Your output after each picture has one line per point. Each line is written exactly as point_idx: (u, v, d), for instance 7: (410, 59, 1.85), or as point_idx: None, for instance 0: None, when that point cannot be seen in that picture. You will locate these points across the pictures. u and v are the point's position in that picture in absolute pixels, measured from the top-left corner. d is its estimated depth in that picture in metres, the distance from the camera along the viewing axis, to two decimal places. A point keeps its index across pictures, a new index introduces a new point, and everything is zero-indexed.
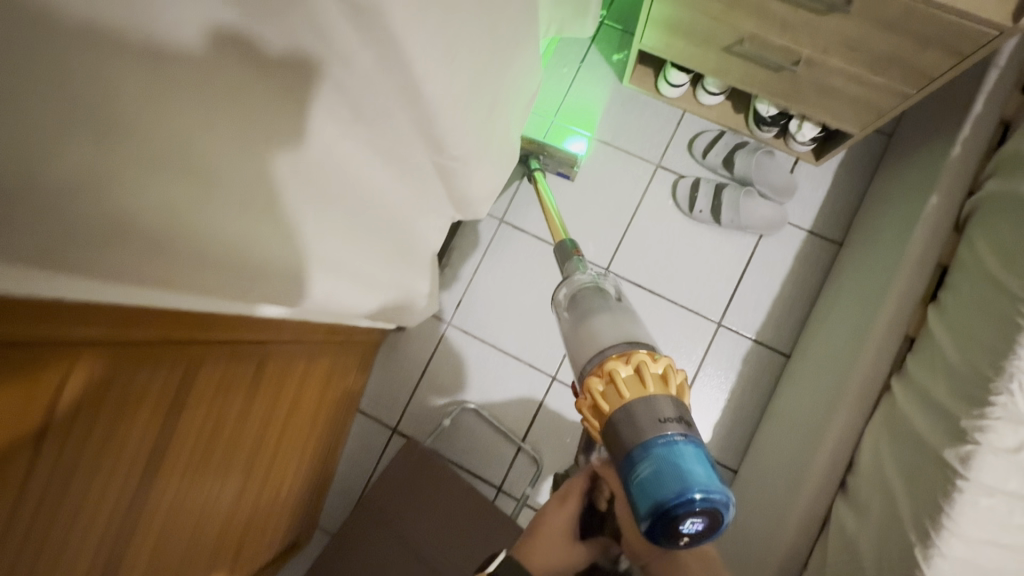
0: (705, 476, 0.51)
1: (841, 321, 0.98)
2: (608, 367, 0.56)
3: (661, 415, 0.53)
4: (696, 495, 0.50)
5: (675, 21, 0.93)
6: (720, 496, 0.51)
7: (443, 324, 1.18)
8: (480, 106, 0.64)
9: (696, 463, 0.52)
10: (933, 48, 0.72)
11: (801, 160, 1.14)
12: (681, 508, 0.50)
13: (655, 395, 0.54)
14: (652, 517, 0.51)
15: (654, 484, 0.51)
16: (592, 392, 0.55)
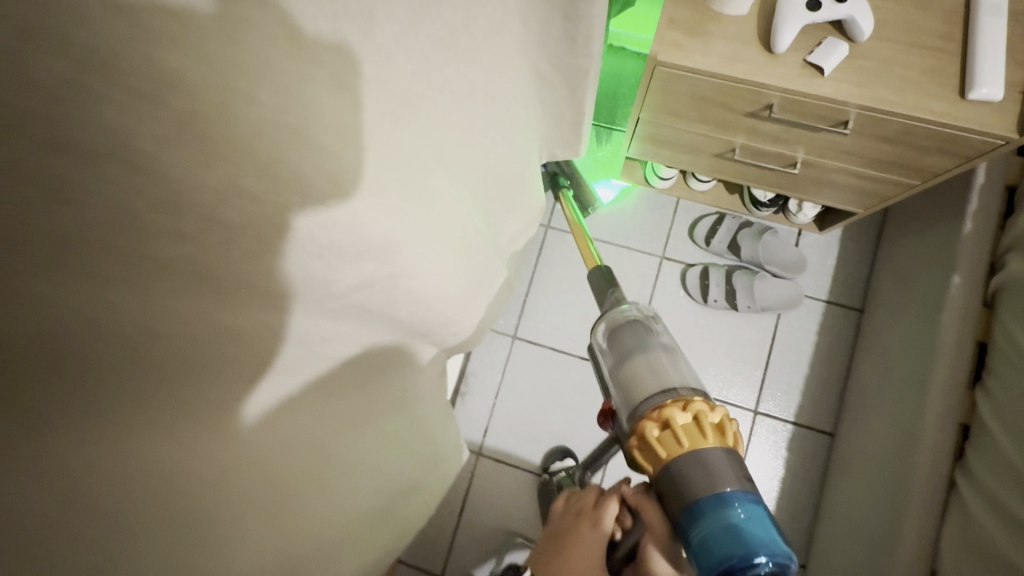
0: (769, 539, 0.47)
1: (882, 402, 0.94)
2: (665, 412, 0.53)
3: (719, 470, 0.50)
4: (762, 558, 0.46)
5: (660, 137, 0.91)
6: (786, 558, 0.47)
7: (474, 456, 1.14)
8: (484, 264, 0.62)
9: (758, 523, 0.48)
10: (935, 153, 0.71)
11: (804, 231, 1.13)
12: (746, 573, 0.46)
13: (712, 448, 0.51)
14: None
15: (715, 541, 0.47)
16: (646, 437, 0.53)
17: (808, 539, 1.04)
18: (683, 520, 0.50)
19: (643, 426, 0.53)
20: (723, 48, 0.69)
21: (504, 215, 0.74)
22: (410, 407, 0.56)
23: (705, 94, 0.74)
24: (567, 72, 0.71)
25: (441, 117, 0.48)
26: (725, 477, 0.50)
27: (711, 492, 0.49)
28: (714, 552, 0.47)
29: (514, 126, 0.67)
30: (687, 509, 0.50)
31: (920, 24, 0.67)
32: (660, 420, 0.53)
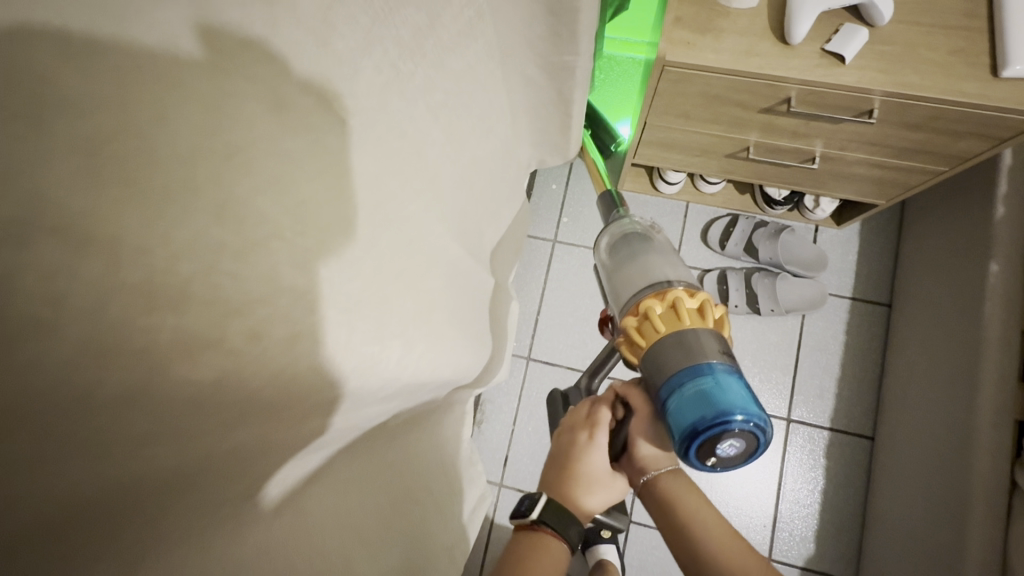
0: (745, 401, 0.47)
1: (925, 402, 0.89)
2: (642, 305, 0.52)
3: (698, 348, 0.49)
4: (736, 417, 0.45)
5: (669, 140, 0.87)
6: (760, 421, 0.47)
7: (496, 488, 1.07)
8: (468, 293, 0.56)
9: (735, 388, 0.47)
10: (967, 138, 0.67)
11: (821, 227, 1.09)
12: (718, 430, 0.46)
13: (689, 329, 0.50)
14: (683, 441, 0.47)
15: (688, 406, 0.47)
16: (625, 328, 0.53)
17: (858, 554, 0.98)
18: (660, 392, 0.50)
19: (627, 321, 0.53)
20: (735, 43, 0.65)
21: (495, 222, 0.71)
22: (419, 461, 0.51)
23: (717, 92, 0.70)
24: (558, 76, 0.67)
25: (434, 140, 0.44)
26: (704, 347, 0.49)
27: (689, 363, 0.48)
28: (681, 415, 0.47)
29: (495, 145, 0.62)
30: (660, 385, 0.50)
31: (941, 4, 0.63)
32: (639, 313, 0.52)
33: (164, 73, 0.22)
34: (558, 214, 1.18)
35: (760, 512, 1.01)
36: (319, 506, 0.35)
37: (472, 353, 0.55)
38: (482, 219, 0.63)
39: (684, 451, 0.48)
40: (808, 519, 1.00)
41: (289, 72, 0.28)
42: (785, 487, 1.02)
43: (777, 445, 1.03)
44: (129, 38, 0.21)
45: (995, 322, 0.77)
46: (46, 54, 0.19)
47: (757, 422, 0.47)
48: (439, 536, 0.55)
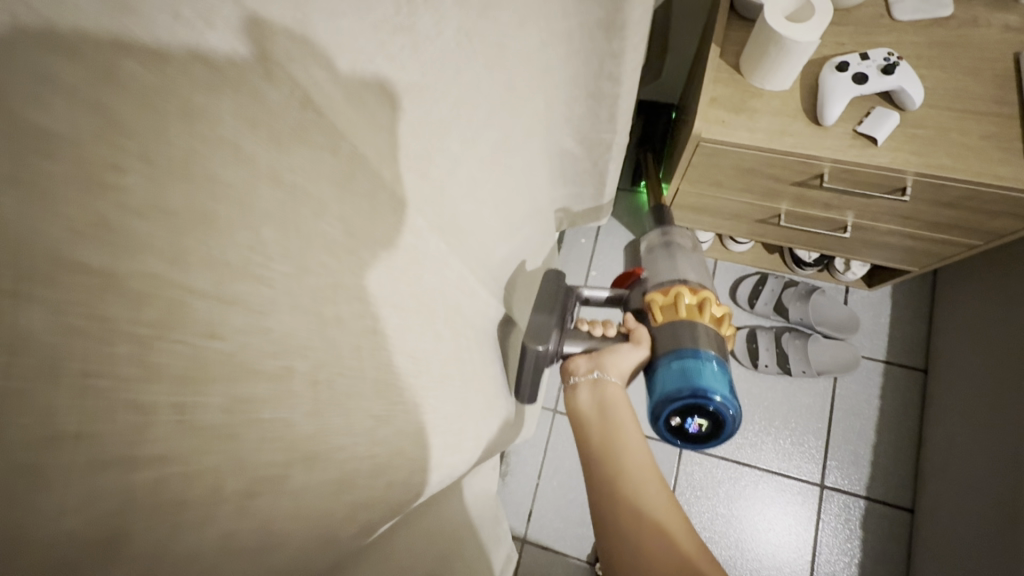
0: (728, 393, 0.56)
1: (968, 476, 0.86)
2: (697, 293, 0.63)
3: (716, 344, 0.59)
4: (715, 398, 0.54)
5: (700, 206, 0.90)
6: (732, 411, 0.56)
7: (520, 545, 1.05)
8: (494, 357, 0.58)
9: (722, 381, 0.56)
10: (1003, 216, 0.68)
11: (851, 288, 1.09)
12: (697, 403, 0.55)
13: (715, 329, 0.60)
14: (664, 401, 0.56)
15: (678, 376, 0.56)
16: (676, 295, 0.63)
17: None
18: (659, 357, 0.59)
19: (678, 289, 0.63)
20: (769, 122, 0.68)
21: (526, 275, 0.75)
22: (441, 524, 0.51)
23: (751, 166, 0.73)
24: (590, 146, 0.72)
25: None
26: (702, 337, 0.59)
27: (696, 347, 0.58)
28: (669, 382, 0.56)
29: (529, 213, 0.67)
30: (659, 355, 0.60)
31: (973, 90, 0.66)
32: (693, 295, 0.63)
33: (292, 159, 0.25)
34: (586, 267, 1.20)
35: None
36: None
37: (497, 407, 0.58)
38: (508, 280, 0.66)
39: (656, 411, 0.57)
40: None
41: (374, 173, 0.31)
42: (819, 557, 0.98)
43: (810, 512, 1.01)
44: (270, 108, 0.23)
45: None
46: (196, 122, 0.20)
47: (728, 407, 0.55)
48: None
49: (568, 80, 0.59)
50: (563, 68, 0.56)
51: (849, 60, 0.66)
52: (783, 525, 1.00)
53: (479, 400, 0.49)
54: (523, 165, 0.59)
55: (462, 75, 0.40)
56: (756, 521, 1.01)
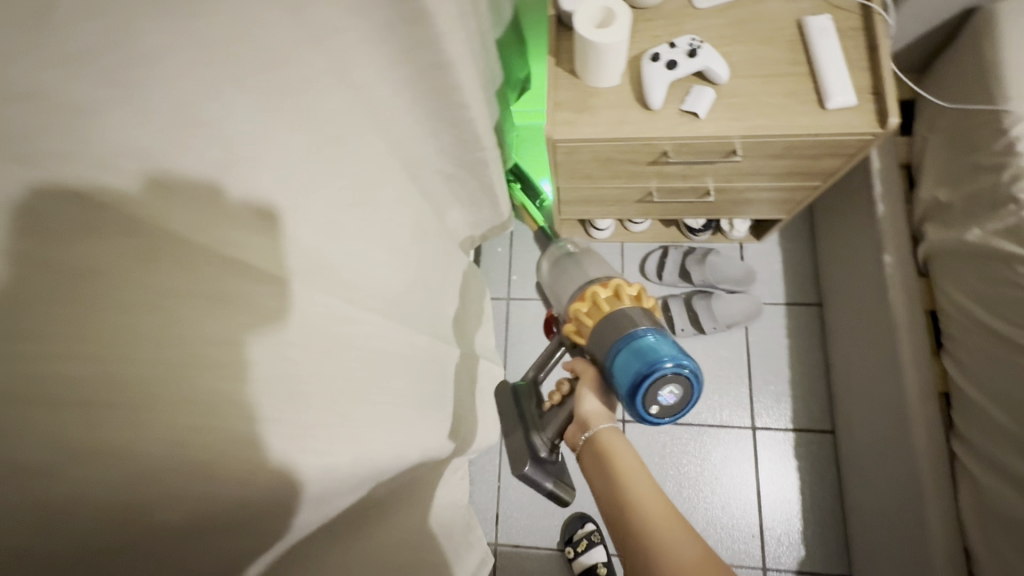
0: (674, 351, 0.62)
1: (869, 389, 0.96)
2: (609, 286, 0.71)
3: (639, 317, 0.67)
4: (667, 362, 0.60)
5: (586, 197, 0.97)
6: (686, 364, 0.62)
7: (492, 549, 1.09)
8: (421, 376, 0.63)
9: (664, 346, 0.63)
10: (824, 159, 0.78)
11: (745, 243, 1.19)
12: (657, 374, 0.61)
13: (633, 307, 0.68)
14: (632, 388, 0.62)
15: (631, 363, 0.63)
16: (594, 298, 0.71)
17: (843, 543, 1.02)
18: (610, 356, 0.65)
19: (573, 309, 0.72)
20: (610, 115, 0.76)
21: (444, 292, 0.80)
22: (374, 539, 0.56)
23: (608, 155, 0.81)
24: (471, 167, 0.77)
25: None
26: (632, 320, 0.66)
27: (631, 331, 0.65)
28: (627, 371, 0.62)
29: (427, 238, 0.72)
30: (610, 351, 0.66)
31: (771, 57, 0.75)
32: (607, 290, 0.71)
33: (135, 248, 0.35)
34: (507, 273, 1.24)
35: (746, 522, 1.05)
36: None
37: (429, 421, 0.63)
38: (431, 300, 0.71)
39: (632, 400, 0.63)
40: (791, 520, 1.04)
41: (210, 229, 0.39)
42: (765, 494, 1.06)
43: (748, 455, 1.08)
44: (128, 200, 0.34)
45: (906, 325, 0.87)
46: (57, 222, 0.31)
47: (681, 365, 0.62)
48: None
49: (424, 116, 0.65)
50: (407, 105, 0.62)
51: (661, 50, 0.75)
52: (727, 471, 1.08)
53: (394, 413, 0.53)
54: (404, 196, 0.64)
55: None
56: (703, 474, 1.08)
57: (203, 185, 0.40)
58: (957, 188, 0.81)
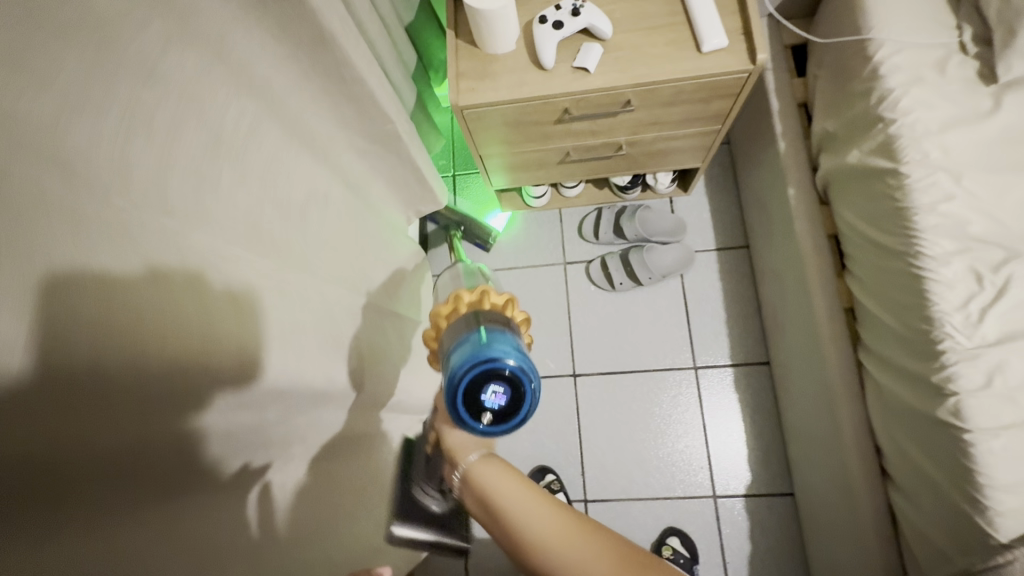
0: (516, 353, 0.48)
1: (790, 317, 1.02)
2: (480, 289, 0.53)
3: (496, 320, 0.50)
4: (503, 361, 0.46)
5: (509, 164, 1.03)
6: (527, 371, 0.47)
7: (460, 508, 1.15)
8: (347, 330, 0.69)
9: (507, 344, 0.47)
10: (713, 101, 0.84)
11: (674, 197, 1.25)
12: (487, 372, 0.46)
13: (497, 313, 0.51)
14: (454, 381, 0.47)
15: (464, 352, 0.47)
16: (455, 299, 0.52)
17: (784, 464, 1.09)
18: (447, 347, 0.50)
19: (433, 316, 0.53)
20: (509, 79, 0.82)
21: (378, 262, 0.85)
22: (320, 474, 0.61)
23: (514, 117, 0.86)
24: (384, 140, 0.82)
25: (263, 222, 0.56)
26: (488, 320, 0.50)
27: (478, 324, 0.49)
28: (454, 362, 0.47)
29: (350, 208, 0.78)
30: (452, 342, 0.50)
31: (651, 11, 0.81)
32: (475, 293, 0.53)
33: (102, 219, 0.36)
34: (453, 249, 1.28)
35: (696, 455, 1.12)
36: (223, 501, 0.46)
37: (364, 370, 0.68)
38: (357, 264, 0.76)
39: (452, 395, 0.47)
40: (737, 448, 1.11)
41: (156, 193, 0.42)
42: (711, 427, 1.13)
43: (692, 393, 1.15)
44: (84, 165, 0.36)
45: (811, 251, 0.93)
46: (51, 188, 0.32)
47: (521, 370, 0.47)
48: None
49: (324, 91, 0.70)
50: (308, 82, 0.67)
51: (548, 14, 0.80)
52: (675, 410, 1.15)
53: (322, 357, 0.59)
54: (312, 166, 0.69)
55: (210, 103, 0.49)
56: (652, 415, 1.15)
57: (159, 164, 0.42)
58: (840, 117, 0.87)
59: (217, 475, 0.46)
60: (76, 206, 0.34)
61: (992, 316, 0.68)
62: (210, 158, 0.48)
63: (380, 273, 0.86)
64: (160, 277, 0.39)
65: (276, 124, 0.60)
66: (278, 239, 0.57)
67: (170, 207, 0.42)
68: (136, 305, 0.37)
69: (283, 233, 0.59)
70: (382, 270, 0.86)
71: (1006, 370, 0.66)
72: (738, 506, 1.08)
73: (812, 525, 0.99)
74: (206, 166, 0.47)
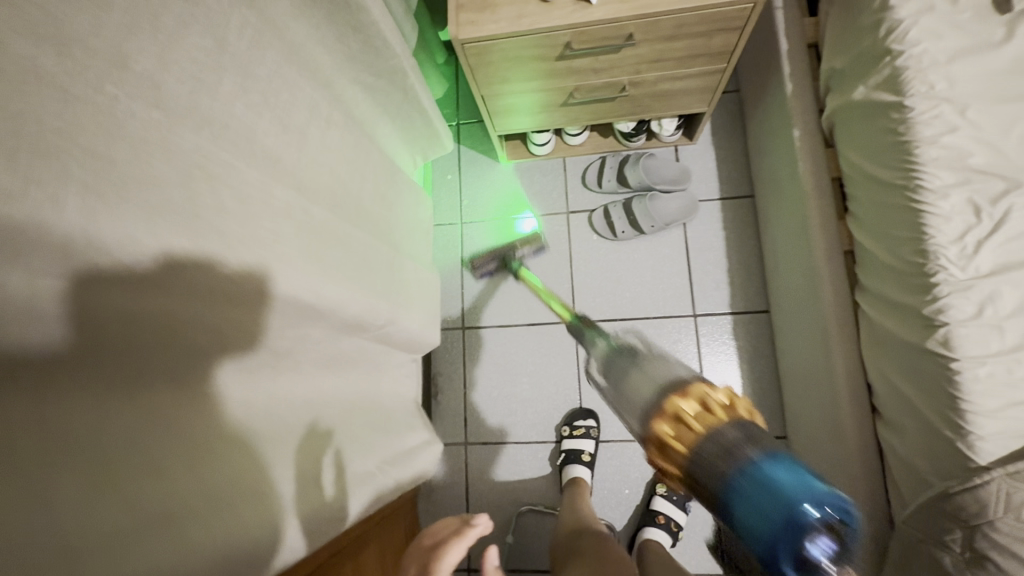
0: (801, 485, 0.38)
1: (790, 263, 1.03)
2: (691, 394, 0.46)
3: (730, 439, 0.42)
4: (810, 515, 0.37)
5: (513, 106, 1.03)
6: (840, 507, 0.38)
7: (462, 446, 1.19)
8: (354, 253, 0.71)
9: (783, 474, 0.39)
10: (717, 35, 0.83)
11: (680, 146, 1.24)
12: (803, 536, 0.37)
13: (727, 424, 0.43)
14: (773, 557, 0.38)
15: (756, 507, 0.39)
16: (670, 421, 0.45)
17: (778, 409, 1.11)
18: (720, 500, 0.41)
19: (675, 403, 0.45)
20: (509, 11, 0.81)
21: (382, 197, 0.87)
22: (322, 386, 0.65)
23: (516, 53, 0.86)
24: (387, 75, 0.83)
25: (269, 142, 0.58)
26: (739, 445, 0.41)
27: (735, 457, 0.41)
28: (757, 532, 0.38)
29: (357, 142, 0.79)
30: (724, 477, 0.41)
31: None
32: (685, 404, 0.45)
33: (108, 107, 0.38)
34: (458, 199, 1.29)
35: None
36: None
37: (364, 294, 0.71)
38: (357, 196, 0.78)
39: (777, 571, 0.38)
40: (732, 393, 1.13)
41: (169, 96, 0.44)
42: (708, 373, 1.15)
43: (691, 340, 1.16)
44: (97, 56, 0.38)
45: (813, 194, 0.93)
46: (57, 69, 0.34)
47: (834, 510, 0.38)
48: (352, 466, 0.69)
49: (331, 20, 0.70)
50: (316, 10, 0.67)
51: None
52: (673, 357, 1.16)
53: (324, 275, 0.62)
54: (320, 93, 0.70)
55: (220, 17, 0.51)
56: None
57: (166, 65, 0.44)
58: (847, 53, 0.85)
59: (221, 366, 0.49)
60: (79, 92, 0.36)
61: (988, 247, 0.68)
62: (212, 65, 0.50)
63: (385, 205, 0.88)
64: (159, 172, 0.41)
65: (280, 48, 0.61)
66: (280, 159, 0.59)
67: (173, 108, 0.44)
68: (142, 193, 0.39)
69: (288, 154, 0.61)
70: (387, 205, 0.88)
71: (997, 301, 0.66)
72: None
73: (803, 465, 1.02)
74: (206, 73, 0.49)
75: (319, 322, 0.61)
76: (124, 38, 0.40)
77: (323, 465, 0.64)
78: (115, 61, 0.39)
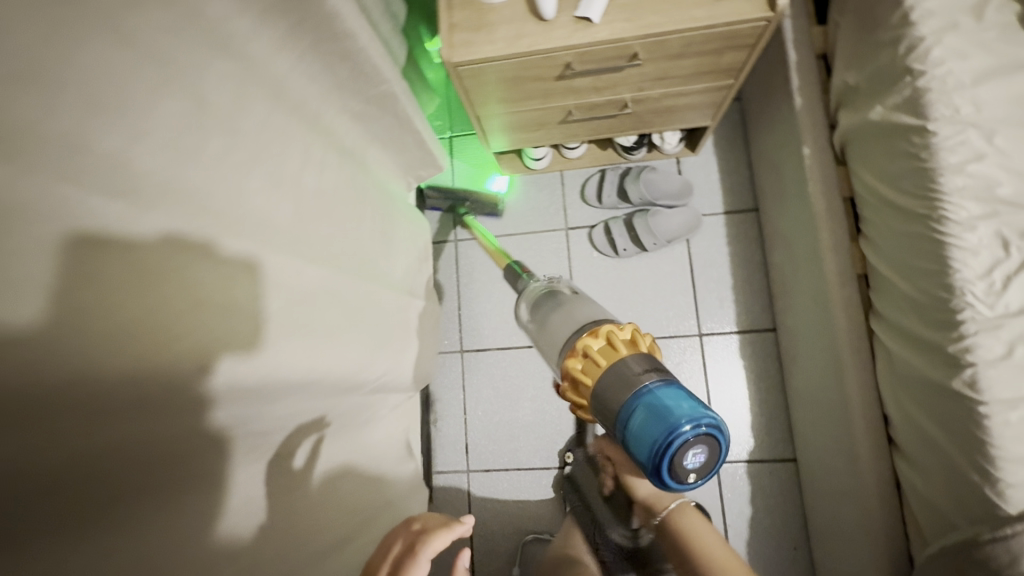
0: (688, 407, 0.41)
1: (799, 284, 0.99)
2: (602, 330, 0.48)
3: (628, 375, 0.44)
4: (686, 428, 0.40)
5: (508, 125, 0.97)
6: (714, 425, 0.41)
7: (464, 475, 1.15)
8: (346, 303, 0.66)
9: (675, 398, 0.42)
10: (727, 52, 0.78)
11: (682, 158, 1.19)
12: (675, 446, 0.40)
13: (623, 358, 0.46)
14: (650, 464, 0.41)
15: (643, 428, 0.41)
16: (581, 351, 0.48)
17: (788, 429, 1.09)
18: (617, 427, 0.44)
19: (588, 338, 0.48)
20: (506, 31, 0.75)
21: (378, 230, 0.82)
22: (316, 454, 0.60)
23: (513, 74, 0.80)
24: (378, 102, 0.78)
25: (251, 198, 0.52)
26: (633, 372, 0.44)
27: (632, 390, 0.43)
28: (639, 436, 0.41)
29: (348, 176, 0.73)
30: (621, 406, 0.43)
31: None
32: (591, 341, 0.48)
33: (55, 201, 0.32)
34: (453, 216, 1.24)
35: None
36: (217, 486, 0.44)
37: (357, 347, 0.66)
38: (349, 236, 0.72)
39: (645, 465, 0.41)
40: (741, 414, 1.10)
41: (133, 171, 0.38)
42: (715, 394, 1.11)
43: (697, 360, 1.13)
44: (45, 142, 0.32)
45: (825, 214, 0.89)
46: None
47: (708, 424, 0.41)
48: (351, 531, 0.65)
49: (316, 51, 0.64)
50: (300, 40, 0.60)
51: None
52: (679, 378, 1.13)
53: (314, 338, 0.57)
54: (308, 131, 0.64)
55: (192, 67, 0.45)
56: None
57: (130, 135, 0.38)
58: (863, 69, 0.81)
59: (203, 461, 0.44)
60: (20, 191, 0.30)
61: (1017, 283, 0.64)
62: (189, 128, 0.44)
63: (380, 239, 0.82)
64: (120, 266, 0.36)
65: (261, 89, 0.55)
66: (264, 216, 0.54)
67: (138, 185, 0.39)
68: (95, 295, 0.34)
69: (274, 207, 0.56)
70: (382, 239, 0.83)
71: None
72: (740, 471, 1.08)
73: (814, 489, 0.99)
74: (179, 136, 0.43)
75: (313, 388, 0.57)
76: (79, 112, 0.34)
77: (320, 539, 0.59)
78: (69, 144, 0.34)
